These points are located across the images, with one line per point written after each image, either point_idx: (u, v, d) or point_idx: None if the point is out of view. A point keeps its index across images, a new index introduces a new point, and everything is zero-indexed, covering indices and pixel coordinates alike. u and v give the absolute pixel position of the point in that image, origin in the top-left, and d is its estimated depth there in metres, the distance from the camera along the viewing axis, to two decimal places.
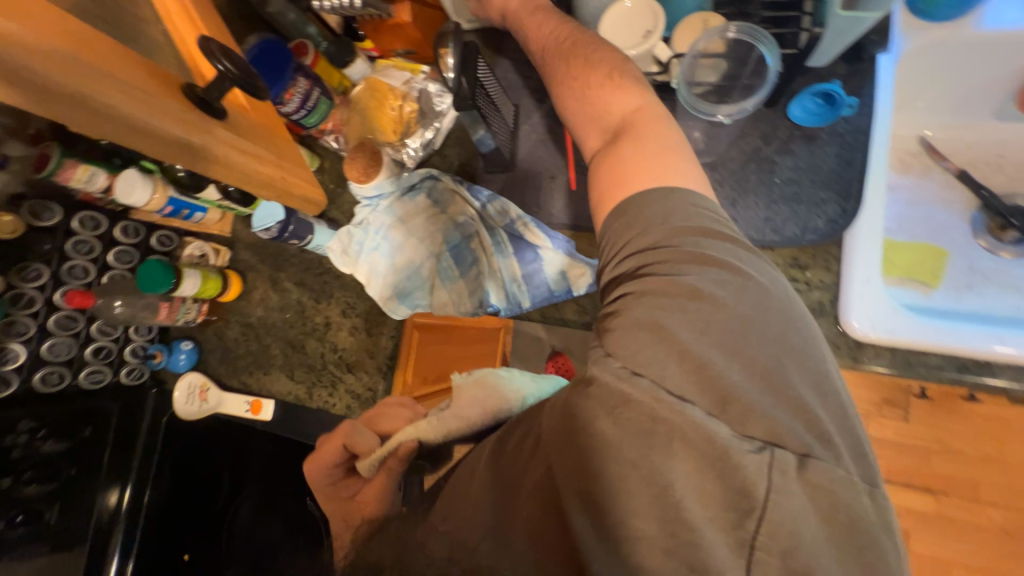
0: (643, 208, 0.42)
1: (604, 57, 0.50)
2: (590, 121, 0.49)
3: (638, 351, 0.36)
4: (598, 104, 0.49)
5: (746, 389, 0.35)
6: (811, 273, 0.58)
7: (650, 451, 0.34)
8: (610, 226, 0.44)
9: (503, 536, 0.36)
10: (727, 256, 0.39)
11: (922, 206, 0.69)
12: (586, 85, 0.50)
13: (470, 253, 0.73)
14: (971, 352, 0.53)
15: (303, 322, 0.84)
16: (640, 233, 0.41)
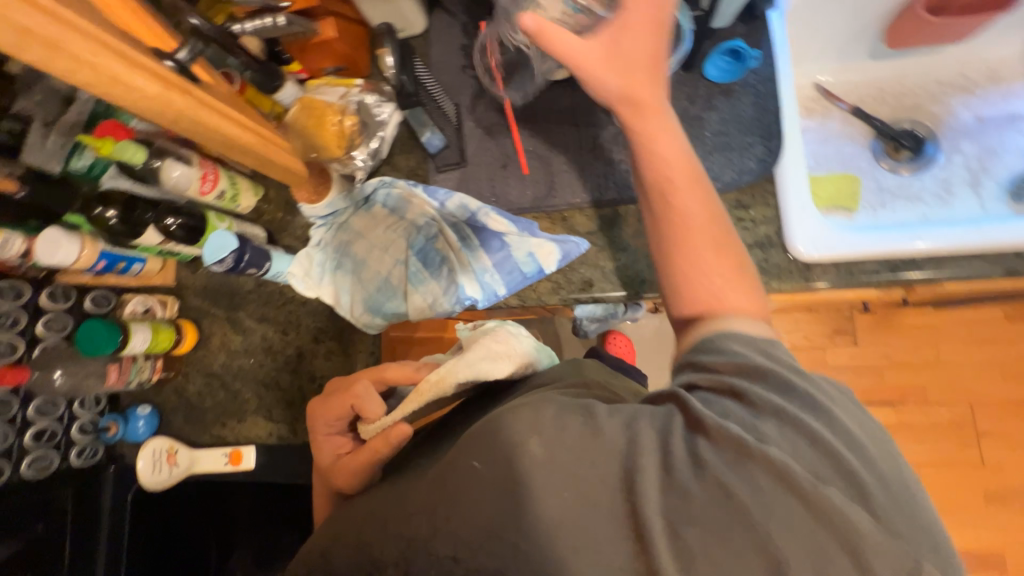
0: (762, 341, 0.44)
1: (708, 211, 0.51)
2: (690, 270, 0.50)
3: (764, 427, 0.38)
4: (707, 282, 0.49)
5: (881, 501, 0.35)
6: (755, 211, 0.64)
7: (766, 520, 0.35)
8: (713, 335, 0.46)
9: (508, 517, 0.39)
10: (841, 389, 0.42)
11: (831, 141, 0.78)
12: (687, 237, 0.50)
13: (436, 252, 0.73)
14: (896, 252, 0.60)
15: (273, 358, 0.80)
16: (757, 351, 0.43)
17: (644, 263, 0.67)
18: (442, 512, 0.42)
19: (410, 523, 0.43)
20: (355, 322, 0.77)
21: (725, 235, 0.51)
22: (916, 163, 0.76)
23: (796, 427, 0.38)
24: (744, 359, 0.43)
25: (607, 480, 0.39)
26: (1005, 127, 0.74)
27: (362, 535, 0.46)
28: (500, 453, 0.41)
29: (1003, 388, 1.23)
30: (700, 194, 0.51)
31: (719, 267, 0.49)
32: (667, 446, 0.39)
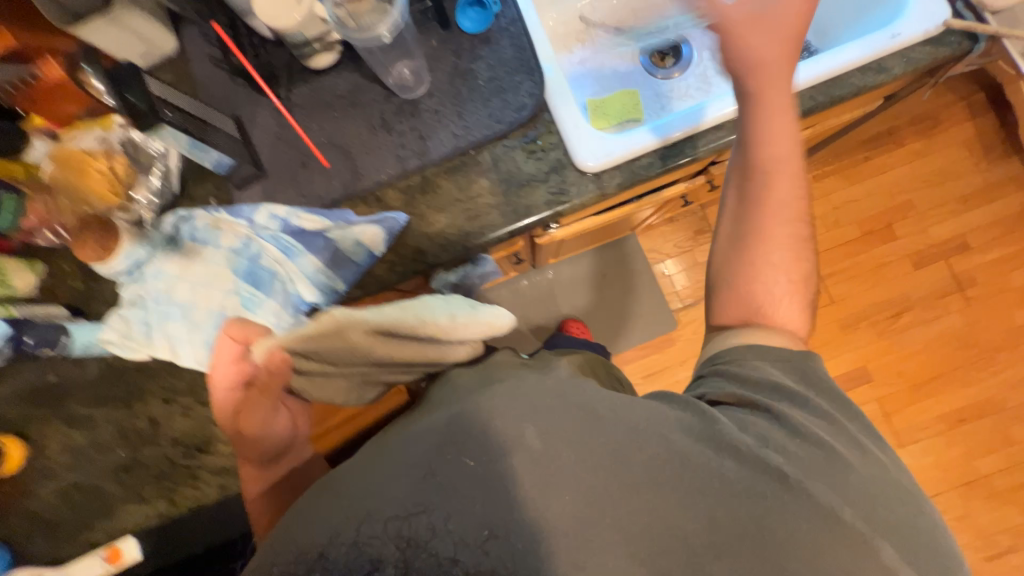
0: (788, 355, 0.56)
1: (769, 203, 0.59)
2: (761, 260, 0.59)
3: (773, 438, 0.51)
4: (772, 291, 0.59)
5: (866, 520, 0.47)
6: (542, 141, 0.69)
7: (771, 528, 0.46)
8: (752, 358, 0.57)
9: (493, 512, 0.46)
10: (845, 418, 0.54)
11: (608, 64, 0.87)
12: (779, 226, 0.59)
13: (265, 269, 0.69)
14: (663, 141, 0.68)
15: (125, 435, 0.71)
16: (785, 370, 0.56)
17: (461, 217, 0.69)
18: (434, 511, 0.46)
19: (405, 516, 0.46)
20: (200, 369, 0.71)
21: (802, 243, 0.60)
22: (680, 66, 0.86)
23: (794, 431, 0.51)
24: (771, 377, 0.55)
25: (585, 477, 0.47)
26: None
27: (357, 535, 0.46)
28: (484, 460, 0.48)
29: (825, 237, 1.53)
30: (793, 202, 0.59)
31: (787, 275, 0.59)
32: (690, 447, 0.49)
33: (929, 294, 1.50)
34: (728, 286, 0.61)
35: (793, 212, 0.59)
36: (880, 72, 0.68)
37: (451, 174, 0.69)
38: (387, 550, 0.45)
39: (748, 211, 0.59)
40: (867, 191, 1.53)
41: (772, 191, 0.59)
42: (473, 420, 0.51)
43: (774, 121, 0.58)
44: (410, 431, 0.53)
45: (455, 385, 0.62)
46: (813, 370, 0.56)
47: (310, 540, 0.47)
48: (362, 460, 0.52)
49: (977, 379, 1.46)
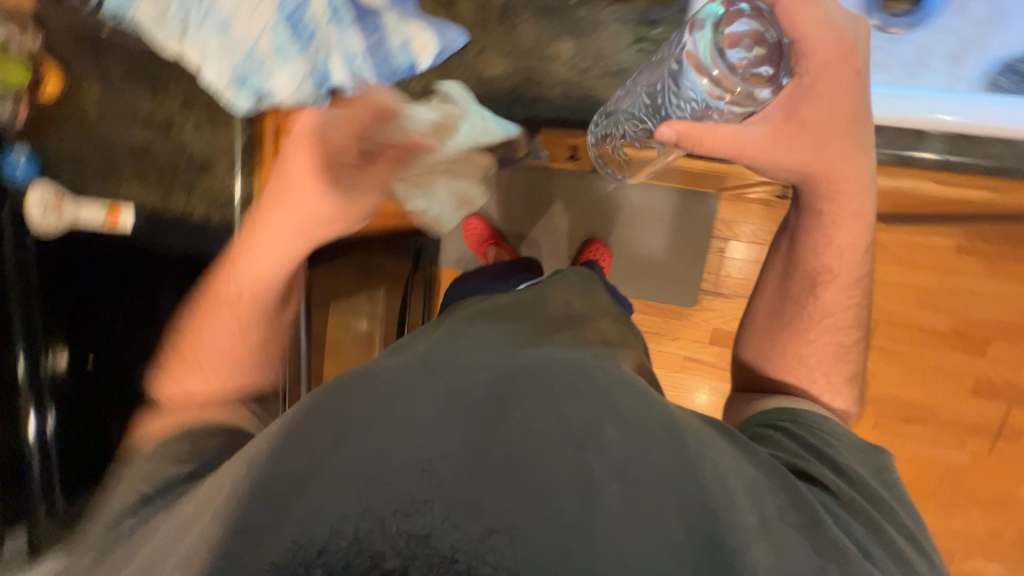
0: (858, 445, 0.53)
1: (842, 275, 0.59)
2: (796, 325, 0.61)
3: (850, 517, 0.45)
4: (793, 355, 0.62)
5: None
6: (660, 31, 0.55)
7: None
8: (820, 434, 0.53)
9: (563, 505, 0.39)
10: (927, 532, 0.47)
11: None
12: (829, 327, 0.61)
13: (308, 19, 0.60)
14: None
15: (142, 120, 0.74)
16: (860, 462, 0.51)
17: (524, 74, 0.59)
18: (470, 496, 0.38)
19: (404, 513, 0.36)
20: (221, 96, 0.68)
21: (848, 323, 0.61)
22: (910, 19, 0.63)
23: (886, 532, 0.44)
24: (846, 462, 0.50)
25: (675, 506, 0.41)
26: None
27: (355, 529, 0.36)
28: (516, 434, 0.42)
29: (911, 311, 1.32)
30: (850, 292, 0.60)
31: (819, 344, 0.61)
32: (753, 493, 0.43)
33: (962, 423, 1.34)
34: (753, 342, 0.65)
35: (853, 292, 0.60)
36: None
37: (540, 16, 0.57)
38: (390, 548, 0.34)
39: (815, 282, 0.60)
40: (996, 292, 1.28)
41: (832, 290, 0.59)
42: (500, 382, 0.46)
43: (845, 227, 0.57)
44: (456, 368, 0.49)
45: (451, 331, 0.59)
46: (888, 471, 0.51)
47: (314, 524, 0.36)
48: (395, 386, 0.46)
49: (940, 518, 1.38)
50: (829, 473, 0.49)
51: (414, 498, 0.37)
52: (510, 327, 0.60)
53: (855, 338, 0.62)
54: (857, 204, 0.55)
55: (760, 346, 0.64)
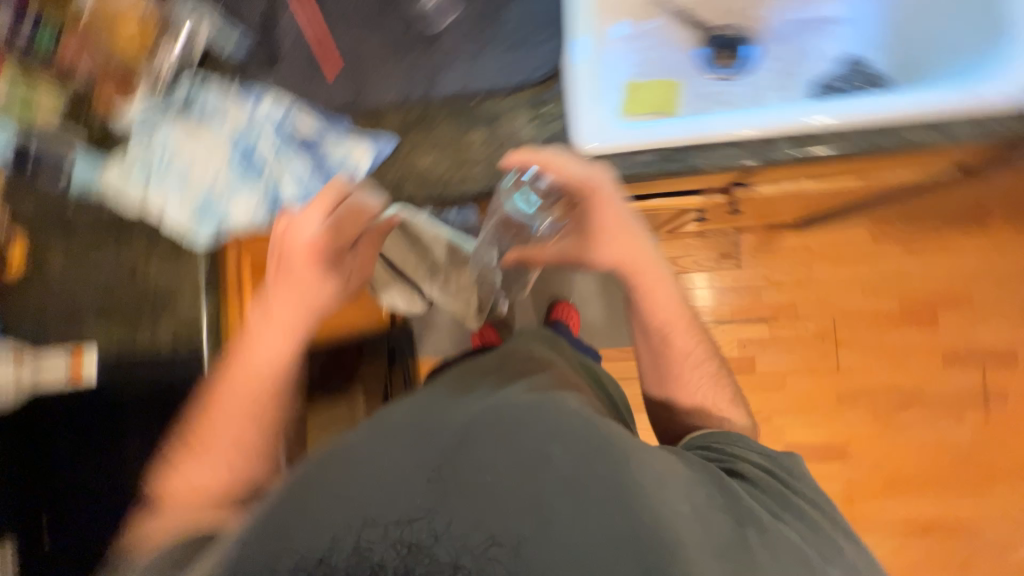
0: (763, 448, 0.63)
1: (681, 313, 0.73)
2: (673, 365, 0.72)
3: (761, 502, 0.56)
4: (680, 386, 0.72)
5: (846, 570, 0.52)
6: (550, 107, 0.67)
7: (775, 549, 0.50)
8: (727, 443, 0.64)
9: (522, 519, 0.48)
10: (826, 501, 0.58)
11: (663, 47, 0.80)
12: (691, 362, 0.72)
13: (257, 158, 0.71)
14: (672, 142, 0.63)
15: (106, 268, 0.76)
16: (764, 458, 0.62)
17: (450, 161, 0.68)
18: (445, 520, 0.48)
19: (407, 522, 0.47)
20: (178, 233, 0.74)
21: (702, 348, 0.73)
22: (740, 69, 0.80)
23: (805, 511, 0.56)
24: (751, 461, 0.61)
25: (618, 510, 0.49)
26: (811, 35, 0.80)
27: (356, 540, 0.47)
28: (491, 460, 0.51)
29: (859, 301, 1.42)
30: (688, 327, 0.73)
31: (692, 374, 0.72)
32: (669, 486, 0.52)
33: (950, 396, 1.38)
34: (648, 382, 0.76)
35: (691, 327, 0.73)
36: (941, 132, 0.59)
37: (452, 114, 0.68)
38: (389, 556, 0.46)
39: (667, 328, 0.72)
40: (923, 267, 1.40)
41: (676, 334, 0.72)
42: (479, 425, 0.54)
43: (664, 285, 0.71)
44: (421, 424, 0.56)
45: (427, 407, 0.60)
46: (785, 460, 0.62)
47: (316, 540, 0.47)
48: (360, 449, 0.53)
49: (962, 499, 1.37)
50: (757, 460, 0.62)
51: (421, 529, 0.47)
52: (463, 377, 0.69)
53: (714, 360, 0.74)
54: (657, 275, 0.70)
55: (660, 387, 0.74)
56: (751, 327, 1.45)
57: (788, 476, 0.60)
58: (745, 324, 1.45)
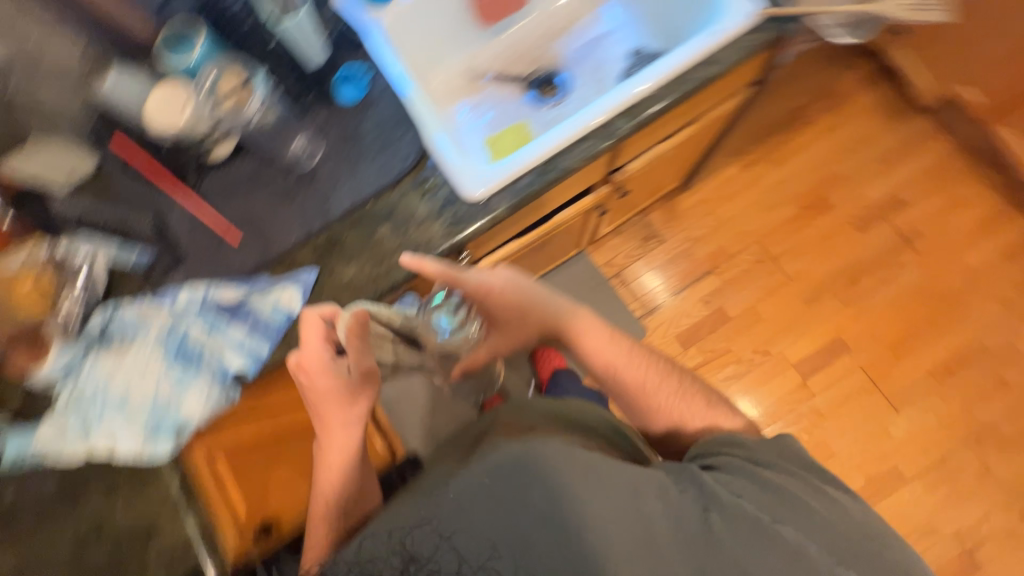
0: (767, 445, 0.66)
1: (625, 343, 0.78)
2: (640, 394, 0.75)
3: (748, 492, 0.60)
4: (653, 408, 0.75)
5: (833, 552, 0.55)
6: (431, 180, 0.75)
7: (748, 543, 0.54)
8: (722, 445, 0.66)
9: (508, 542, 0.51)
10: (823, 485, 0.61)
11: (499, 105, 0.95)
12: (653, 385, 0.76)
13: (193, 347, 0.71)
14: (537, 158, 0.73)
15: (68, 537, 0.68)
16: (765, 451, 0.64)
17: (371, 263, 0.73)
18: (452, 549, 0.51)
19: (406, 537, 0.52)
20: (137, 459, 0.70)
21: (657, 366, 0.78)
22: (562, 94, 0.96)
23: (798, 499, 0.59)
24: (750, 456, 0.64)
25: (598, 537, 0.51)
26: (598, 46, 0.97)
27: (358, 554, 0.52)
28: (499, 496, 0.52)
29: (767, 219, 1.60)
30: (636, 353, 0.77)
31: (659, 392, 0.75)
32: (653, 494, 0.56)
33: (880, 253, 1.54)
34: (631, 414, 0.79)
35: (639, 352, 0.78)
36: (715, 62, 0.74)
37: (355, 226, 0.75)
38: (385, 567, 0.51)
39: (616, 365, 0.75)
40: (794, 169, 1.62)
41: (624, 368, 0.76)
42: (511, 467, 0.53)
43: (592, 331, 0.77)
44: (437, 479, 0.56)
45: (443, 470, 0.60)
46: (788, 450, 0.65)
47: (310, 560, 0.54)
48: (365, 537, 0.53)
49: (948, 330, 1.48)
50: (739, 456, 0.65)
51: (428, 537, 0.51)
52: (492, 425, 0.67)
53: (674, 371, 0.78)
54: (586, 323, 0.77)
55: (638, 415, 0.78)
56: (702, 284, 1.58)
57: (786, 467, 0.63)
58: (696, 284, 1.58)
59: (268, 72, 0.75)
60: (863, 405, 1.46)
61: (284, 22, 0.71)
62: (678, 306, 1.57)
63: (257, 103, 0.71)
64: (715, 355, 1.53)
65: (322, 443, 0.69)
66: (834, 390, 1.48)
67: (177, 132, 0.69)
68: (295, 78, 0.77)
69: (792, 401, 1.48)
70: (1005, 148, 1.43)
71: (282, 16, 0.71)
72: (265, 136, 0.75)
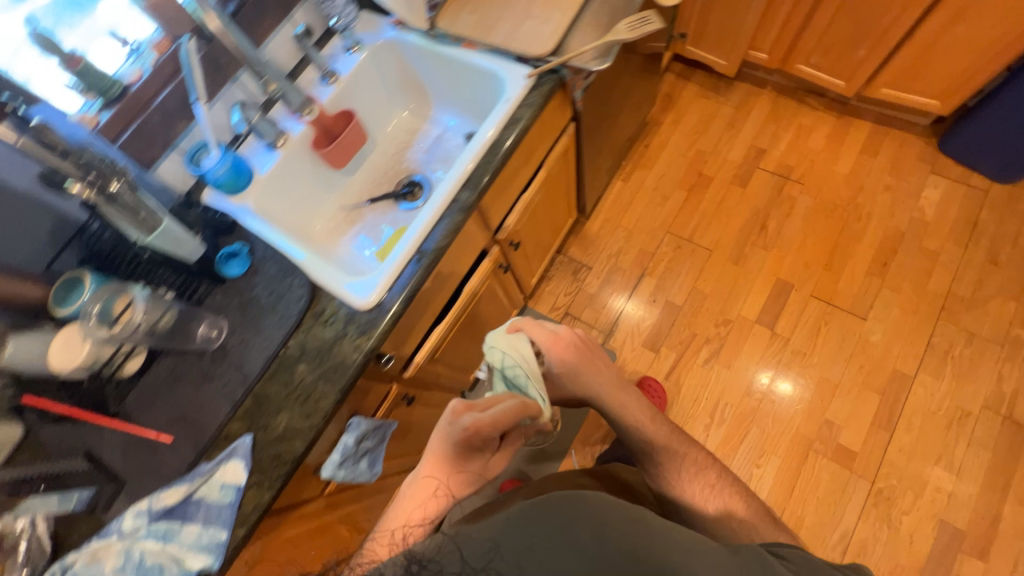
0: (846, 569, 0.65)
1: (665, 430, 0.92)
2: (674, 470, 0.89)
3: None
4: (687, 482, 0.89)
5: None
6: (328, 308, 0.81)
7: None
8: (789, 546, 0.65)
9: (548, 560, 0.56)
10: None
11: (381, 221, 1.08)
12: (689, 470, 0.90)
13: (151, 565, 0.67)
14: (408, 249, 0.82)
15: None
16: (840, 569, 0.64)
17: (299, 403, 0.76)
18: (457, 549, 0.59)
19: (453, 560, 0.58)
20: None
21: (693, 455, 0.91)
22: (426, 191, 1.09)
23: None
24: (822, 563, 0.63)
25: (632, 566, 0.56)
26: (440, 143, 1.13)
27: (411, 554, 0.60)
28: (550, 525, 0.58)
29: (666, 211, 1.74)
30: (677, 440, 0.91)
31: (694, 476, 0.89)
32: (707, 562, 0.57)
33: (769, 195, 1.69)
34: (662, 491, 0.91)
35: (681, 440, 0.92)
36: (518, 119, 0.88)
37: (274, 376, 0.78)
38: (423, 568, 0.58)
39: (659, 444, 0.90)
40: (665, 164, 1.81)
41: (662, 450, 0.90)
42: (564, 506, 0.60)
43: (641, 411, 0.90)
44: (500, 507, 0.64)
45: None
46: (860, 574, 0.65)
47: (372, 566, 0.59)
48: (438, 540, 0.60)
49: (861, 230, 1.59)
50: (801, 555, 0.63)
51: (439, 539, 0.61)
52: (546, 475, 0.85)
53: (710, 462, 0.92)
54: (632, 401, 0.90)
55: (670, 491, 0.90)
56: (642, 287, 1.66)
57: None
58: (636, 289, 1.66)
59: (150, 281, 0.81)
60: (834, 327, 1.50)
61: (151, 230, 0.76)
62: (631, 316, 1.63)
63: (142, 311, 0.75)
64: (685, 344, 1.56)
65: (429, 481, 0.69)
66: (802, 326, 1.52)
67: (81, 367, 0.74)
68: (180, 274, 0.83)
69: (773, 353, 1.50)
70: (811, 77, 1.66)
71: (147, 233, 0.76)
72: (170, 335, 0.80)
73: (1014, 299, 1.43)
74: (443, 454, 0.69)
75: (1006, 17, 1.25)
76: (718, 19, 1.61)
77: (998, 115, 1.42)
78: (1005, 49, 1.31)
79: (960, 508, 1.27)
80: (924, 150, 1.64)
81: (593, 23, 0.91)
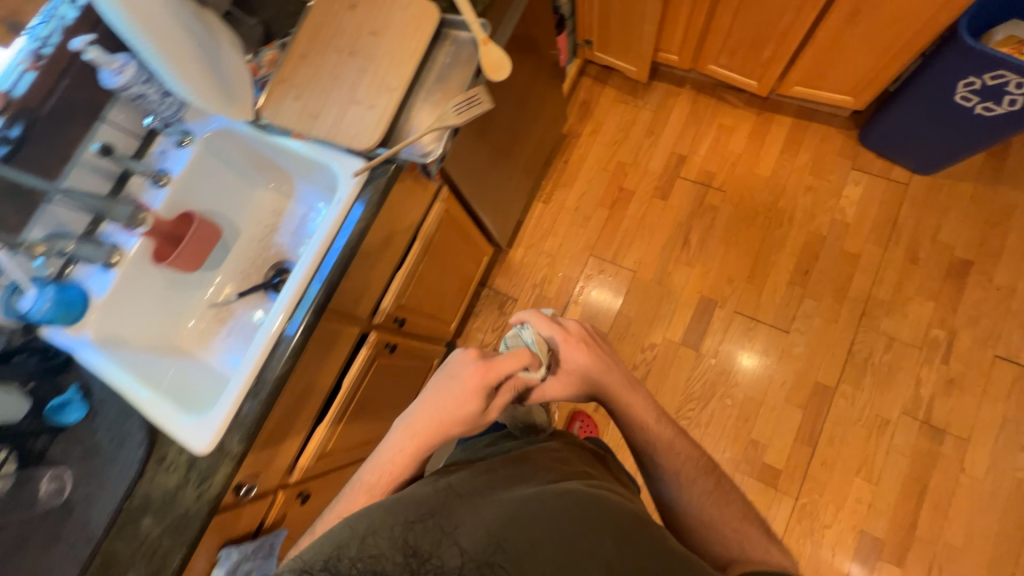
0: None
1: (666, 432, 0.78)
2: (673, 475, 0.76)
3: None
4: (688, 489, 0.75)
5: None
6: (171, 453, 0.78)
7: None
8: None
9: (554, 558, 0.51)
10: None
11: (247, 325, 1.00)
12: (689, 476, 0.76)
13: None
14: (245, 384, 0.78)
15: None
16: None
17: (146, 562, 0.74)
18: (457, 545, 0.53)
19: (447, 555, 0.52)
20: None
21: (695, 461, 0.78)
22: None
23: None
24: None
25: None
26: (306, 224, 1.03)
27: (406, 540, 0.54)
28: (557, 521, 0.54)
29: (589, 232, 1.68)
30: (683, 448, 0.78)
31: (700, 484, 0.75)
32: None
33: (691, 207, 1.63)
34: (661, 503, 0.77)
35: (686, 448, 0.78)
36: (354, 220, 0.82)
37: (120, 532, 0.76)
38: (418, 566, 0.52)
39: (661, 445, 0.77)
40: (586, 181, 1.73)
41: (664, 453, 0.77)
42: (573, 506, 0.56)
43: (642, 410, 0.79)
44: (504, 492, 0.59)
45: None
46: None
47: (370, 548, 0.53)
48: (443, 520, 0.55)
49: (783, 237, 1.54)
50: None
51: (433, 532, 0.54)
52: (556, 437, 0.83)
53: (716, 475, 0.77)
54: (638, 399, 0.80)
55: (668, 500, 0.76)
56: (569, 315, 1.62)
57: None
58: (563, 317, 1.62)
59: None
60: (757, 342, 1.48)
61: None
62: None
63: None
64: None
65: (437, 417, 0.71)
66: (726, 344, 1.50)
67: None
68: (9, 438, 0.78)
69: (699, 373, 1.49)
70: (723, 77, 1.58)
71: None
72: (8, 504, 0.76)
73: (932, 298, 1.42)
74: (453, 396, 0.70)
75: (901, 18, 1.17)
76: (619, 27, 1.50)
77: (908, 111, 1.35)
78: (902, 48, 1.24)
79: (879, 516, 1.30)
80: (845, 144, 1.58)
81: (426, 103, 0.85)
